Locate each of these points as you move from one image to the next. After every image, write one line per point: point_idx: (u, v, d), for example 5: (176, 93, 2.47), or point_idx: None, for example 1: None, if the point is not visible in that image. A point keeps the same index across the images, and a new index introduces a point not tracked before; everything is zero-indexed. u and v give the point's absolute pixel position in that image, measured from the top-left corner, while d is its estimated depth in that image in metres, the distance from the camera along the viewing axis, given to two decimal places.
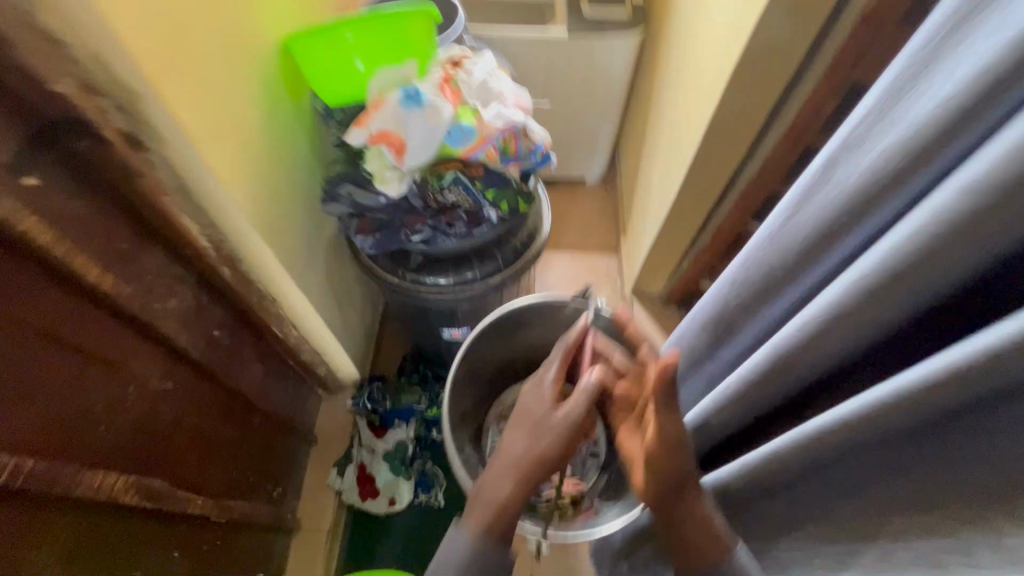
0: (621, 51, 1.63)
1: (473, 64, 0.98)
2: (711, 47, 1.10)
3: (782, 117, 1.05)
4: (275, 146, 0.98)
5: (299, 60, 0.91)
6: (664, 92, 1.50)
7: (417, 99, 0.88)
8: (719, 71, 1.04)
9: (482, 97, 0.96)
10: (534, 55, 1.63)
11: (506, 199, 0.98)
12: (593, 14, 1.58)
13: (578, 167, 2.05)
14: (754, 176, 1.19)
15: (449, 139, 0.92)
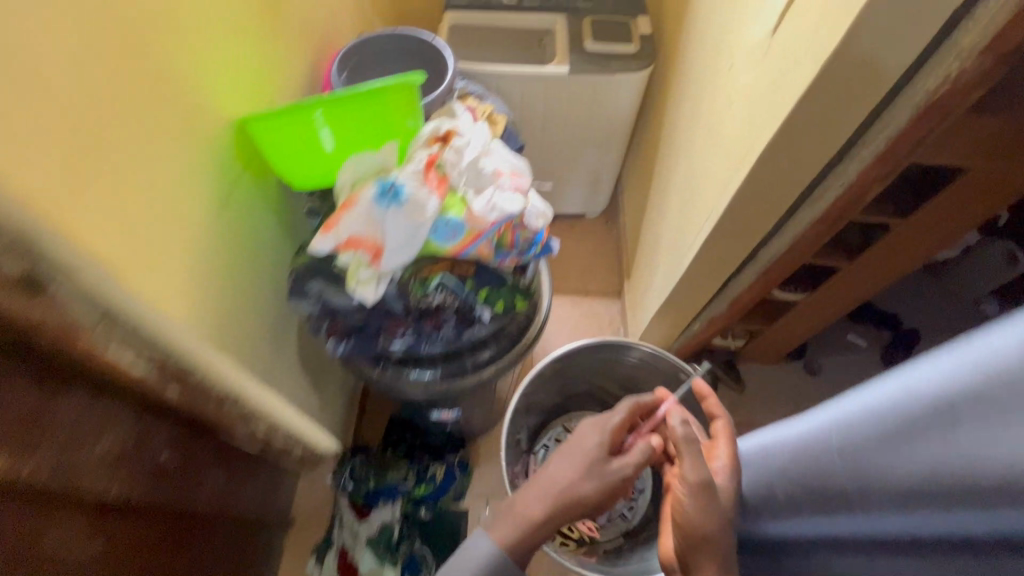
0: (626, 92, 1.49)
1: (463, 141, 0.84)
2: (737, 112, 0.97)
3: (819, 197, 0.93)
4: (233, 234, 0.84)
5: (258, 143, 0.77)
6: (676, 139, 1.37)
7: (395, 196, 0.75)
8: (747, 144, 0.91)
9: (474, 181, 0.83)
10: (531, 94, 1.49)
11: (502, 298, 0.85)
12: (597, 50, 1.44)
13: (578, 203, 1.91)
14: (781, 250, 1.07)
15: (433, 237, 0.79)
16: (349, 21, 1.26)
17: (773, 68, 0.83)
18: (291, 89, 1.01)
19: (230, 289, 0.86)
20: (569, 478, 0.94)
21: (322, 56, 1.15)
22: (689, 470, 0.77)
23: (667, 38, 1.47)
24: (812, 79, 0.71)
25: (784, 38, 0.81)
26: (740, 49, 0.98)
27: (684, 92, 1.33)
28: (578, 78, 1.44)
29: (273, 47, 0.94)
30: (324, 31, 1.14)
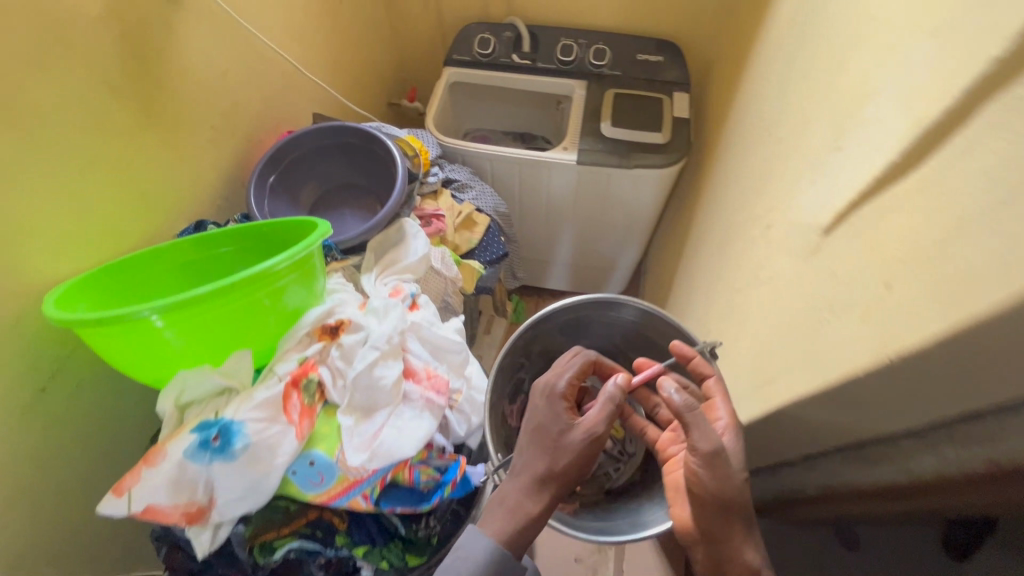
0: (648, 187, 1.21)
1: (357, 336, 0.62)
2: (769, 299, 0.68)
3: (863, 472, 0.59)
4: (56, 421, 0.64)
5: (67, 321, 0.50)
6: (698, 263, 1.07)
7: (225, 446, 0.53)
8: (779, 364, 0.62)
9: (365, 399, 0.60)
10: (527, 176, 1.23)
11: (387, 557, 0.61)
12: (615, 134, 1.17)
13: (589, 288, 1.61)
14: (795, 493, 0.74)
15: (292, 482, 0.57)
16: (301, 96, 1.03)
17: (822, 288, 0.54)
18: (189, 202, 0.80)
19: (51, 492, 0.65)
20: (543, 465, 0.61)
21: (253, 146, 0.93)
22: (697, 440, 0.61)
23: (709, 122, 1.18)
24: (891, 361, 0.41)
25: (843, 253, 0.51)
26: (784, 214, 0.68)
27: (714, 203, 1.03)
28: (589, 169, 1.17)
29: (152, 161, 0.73)
30: (256, 118, 0.92)
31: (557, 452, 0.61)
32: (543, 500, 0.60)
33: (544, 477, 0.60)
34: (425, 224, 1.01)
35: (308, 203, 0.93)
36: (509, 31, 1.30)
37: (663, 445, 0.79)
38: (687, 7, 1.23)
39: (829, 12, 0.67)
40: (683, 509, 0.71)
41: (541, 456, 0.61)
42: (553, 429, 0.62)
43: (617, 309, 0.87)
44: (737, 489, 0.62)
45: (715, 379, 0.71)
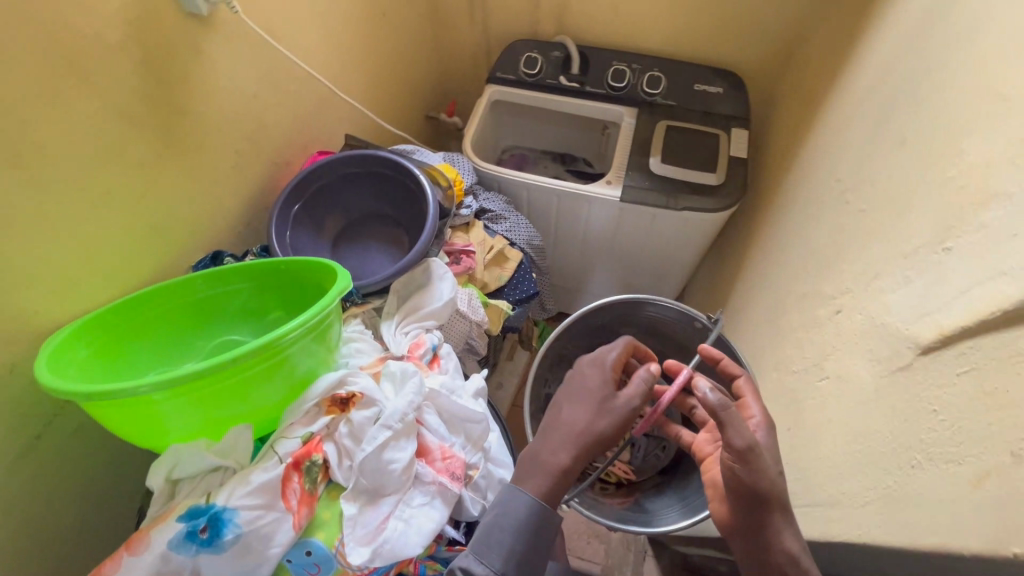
0: (695, 229, 1.12)
1: (366, 410, 0.56)
2: (839, 399, 0.59)
3: None
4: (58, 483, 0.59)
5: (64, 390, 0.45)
6: (747, 318, 0.98)
7: (213, 537, 0.48)
8: (847, 482, 0.53)
9: (374, 482, 0.54)
10: (562, 206, 1.15)
11: None
12: (664, 171, 1.08)
13: None
14: None
15: (289, 571, 0.52)
16: (334, 115, 0.98)
17: (909, 419, 0.46)
18: (209, 229, 0.76)
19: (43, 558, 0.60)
20: (583, 421, 0.60)
21: (281, 169, 0.88)
22: (732, 438, 0.55)
23: (768, 166, 1.09)
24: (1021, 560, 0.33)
25: (945, 388, 0.43)
26: (862, 305, 0.60)
27: (769, 258, 0.94)
28: (633, 207, 1.09)
29: (171, 190, 0.68)
30: (285, 140, 0.87)
31: (600, 411, 0.61)
32: (576, 454, 0.58)
33: (582, 435, 0.59)
34: (454, 261, 0.95)
35: (331, 234, 0.88)
36: (557, 51, 1.22)
37: (700, 446, 0.71)
38: (754, 39, 1.14)
39: (937, 78, 0.58)
40: (721, 504, 0.62)
41: (581, 413, 0.61)
42: (596, 390, 0.62)
43: (629, 314, 0.90)
44: (773, 479, 0.54)
45: (745, 379, 0.67)
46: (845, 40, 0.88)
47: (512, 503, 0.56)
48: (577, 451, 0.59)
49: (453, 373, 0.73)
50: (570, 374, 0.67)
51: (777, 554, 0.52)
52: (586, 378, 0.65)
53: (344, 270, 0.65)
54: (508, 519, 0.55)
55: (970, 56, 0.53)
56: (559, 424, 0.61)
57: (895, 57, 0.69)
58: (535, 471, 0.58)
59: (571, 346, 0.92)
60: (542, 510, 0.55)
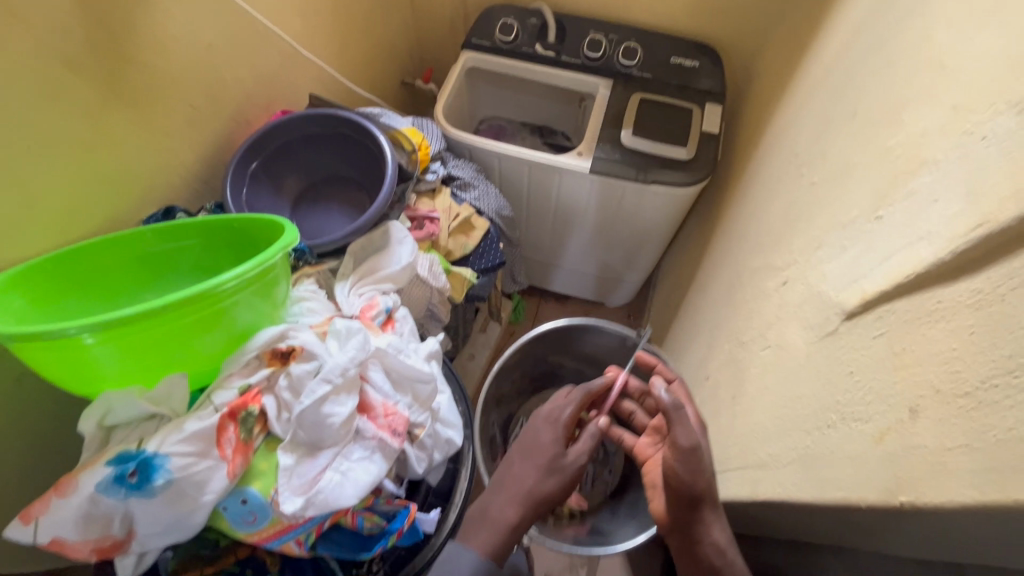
0: (664, 206, 1.13)
1: (304, 366, 0.56)
2: (777, 366, 0.60)
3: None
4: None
5: None
6: (708, 294, 0.99)
7: (143, 482, 0.48)
8: (773, 444, 0.54)
9: (312, 437, 0.55)
10: (532, 179, 1.14)
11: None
12: (636, 145, 1.08)
13: (599, 293, 1.50)
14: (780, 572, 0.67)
15: (224, 517, 0.53)
16: (300, 73, 0.96)
17: (829, 381, 0.47)
18: (161, 184, 0.75)
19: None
20: (531, 479, 0.66)
21: (241, 127, 0.87)
22: (681, 438, 0.60)
23: (739, 144, 1.08)
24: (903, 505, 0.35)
25: (862, 350, 0.44)
26: (804, 276, 0.61)
27: (731, 237, 0.95)
28: (603, 180, 1.09)
29: (117, 140, 0.67)
30: (245, 97, 0.85)
31: (549, 470, 0.67)
32: (522, 513, 0.64)
33: (529, 495, 0.65)
34: (417, 226, 0.94)
35: (292, 194, 0.87)
36: (535, 18, 1.20)
37: (641, 449, 0.78)
38: (733, 11, 1.12)
39: (893, 48, 0.57)
40: (660, 503, 0.70)
41: (531, 470, 0.67)
42: (548, 450, 0.68)
43: (567, 343, 0.99)
44: (708, 479, 0.60)
45: (677, 382, 0.75)
46: (819, 14, 0.87)
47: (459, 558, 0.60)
48: (522, 510, 0.65)
49: (407, 336, 0.74)
50: (525, 428, 0.72)
51: (705, 546, 0.59)
52: (538, 433, 0.70)
53: (293, 226, 0.64)
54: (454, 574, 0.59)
55: (923, 24, 0.53)
56: (510, 480, 0.66)
57: (860, 28, 0.68)
58: (484, 528, 0.63)
59: (510, 383, 1.00)
60: (486, 568, 0.59)
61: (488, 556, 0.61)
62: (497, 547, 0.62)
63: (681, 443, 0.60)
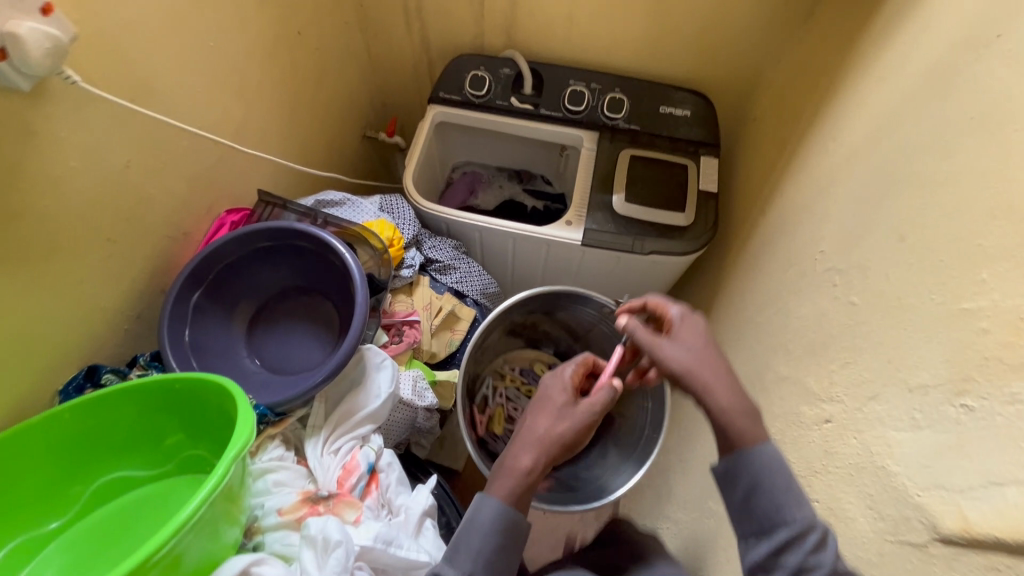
0: (662, 271, 1.04)
1: None
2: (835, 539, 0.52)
3: None
4: None
5: None
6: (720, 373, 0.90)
7: None
8: None
9: None
10: (515, 250, 1.04)
11: None
12: (630, 211, 0.98)
13: None
14: None
15: None
16: (243, 165, 0.82)
17: None
18: (82, 339, 0.62)
19: None
20: (543, 426, 0.62)
21: (177, 242, 0.73)
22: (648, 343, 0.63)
23: (739, 200, 1.00)
24: None
25: None
26: (856, 428, 0.53)
27: (743, 312, 0.87)
28: (597, 251, 0.99)
29: (12, 311, 0.54)
30: (179, 209, 0.72)
31: (561, 416, 0.63)
32: (537, 458, 0.60)
33: (544, 439, 0.61)
34: (395, 336, 0.83)
35: (248, 313, 0.75)
36: (507, 68, 1.08)
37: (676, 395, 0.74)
38: (724, 54, 1.02)
39: (954, 172, 0.48)
40: None
41: (542, 419, 0.63)
42: (558, 398, 0.65)
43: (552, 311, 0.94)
44: (708, 368, 0.58)
45: (651, 298, 0.72)
46: (831, 77, 0.78)
47: (480, 507, 0.57)
48: (539, 454, 0.61)
49: (395, 490, 0.65)
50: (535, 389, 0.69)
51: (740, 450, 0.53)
52: (548, 389, 0.67)
53: (246, 403, 0.54)
54: (475, 527, 0.56)
55: (994, 160, 0.44)
56: (523, 431, 0.62)
57: (895, 120, 0.59)
58: (506, 475, 0.60)
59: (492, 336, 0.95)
60: (512, 512, 0.57)
61: (512, 503, 0.58)
62: (515, 493, 0.58)
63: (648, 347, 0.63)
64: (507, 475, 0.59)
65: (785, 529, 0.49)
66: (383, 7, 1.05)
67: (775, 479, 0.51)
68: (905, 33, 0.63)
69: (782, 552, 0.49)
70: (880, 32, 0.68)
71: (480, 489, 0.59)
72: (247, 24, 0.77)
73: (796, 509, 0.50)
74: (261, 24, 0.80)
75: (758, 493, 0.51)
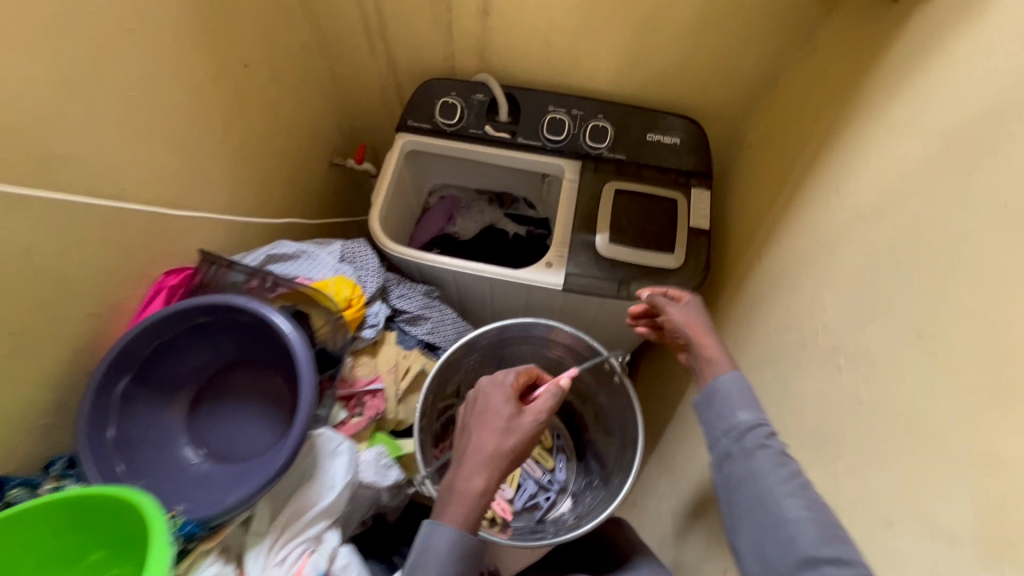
0: None
1: None
2: None
3: None
4: None
5: None
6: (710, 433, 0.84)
7: None
8: None
9: None
10: (492, 293, 0.96)
11: None
12: (616, 253, 0.90)
13: None
14: None
15: None
16: (183, 219, 0.74)
17: None
18: None
19: None
20: (490, 442, 0.66)
21: (105, 317, 0.66)
22: (663, 302, 0.69)
23: (731, 238, 0.93)
24: None
25: None
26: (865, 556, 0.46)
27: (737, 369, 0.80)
28: (579, 297, 0.92)
29: None
30: (105, 281, 0.64)
31: (506, 429, 0.67)
32: (487, 479, 0.64)
33: (491, 458, 0.64)
34: (355, 407, 0.76)
35: (190, 392, 0.68)
36: (481, 93, 0.99)
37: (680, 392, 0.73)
38: (718, 78, 0.93)
39: (986, 274, 0.41)
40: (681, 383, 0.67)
41: (489, 434, 0.66)
42: (502, 412, 0.68)
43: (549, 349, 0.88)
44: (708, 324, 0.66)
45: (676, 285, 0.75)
46: (832, 117, 0.70)
47: (435, 533, 0.61)
48: (489, 473, 0.64)
49: None
50: (475, 401, 0.73)
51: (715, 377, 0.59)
52: (490, 400, 0.71)
53: (164, 532, 0.47)
54: (430, 556, 0.60)
55: None
56: (469, 450, 0.66)
57: (913, 187, 0.52)
58: (455, 499, 0.63)
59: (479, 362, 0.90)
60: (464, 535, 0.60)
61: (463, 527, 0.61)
62: (466, 517, 0.62)
63: (663, 307, 0.69)
64: (461, 501, 0.62)
65: (742, 432, 0.53)
66: (344, 29, 0.96)
67: (727, 396, 0.56)
68: (921, 81, 0.55)
69: (737, 446, 0.53)
70: (891, 73, 0.60)
71: (430, 517, 0.62)
72: (179, 67, 0.68)
73: (740, 414, 0.54)
74: (197, 64, 0.72)
75: (718, 406, 0.56)
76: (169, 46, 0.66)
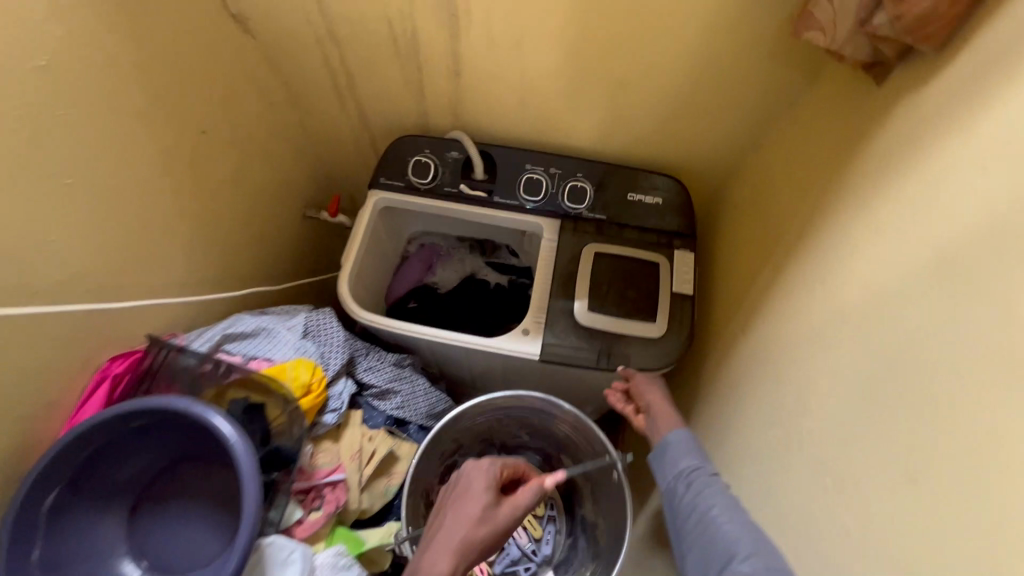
0: None
1: None
2: None
3: None
4: None
5: None
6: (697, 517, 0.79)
7: None
8: None
9: None
10: (468, 361, 0.92)
11: None
12: (595, 323, 0.86)
13: None
14: None
15: None
16: (132, 303, 0.70)
17: None
18: None
19: None
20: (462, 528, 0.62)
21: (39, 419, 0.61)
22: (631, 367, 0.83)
23: (718, 303, 0.89)
24: None
25: None
26: None
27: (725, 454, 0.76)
28: (558, 367, 0.87)
29: None
30: (38, 381, 0.60)
31: (481, 519, 0.63)
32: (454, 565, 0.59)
33: (461, 544, 0.61)
34: (313, 501, 0.71)
35: (134, 494, 0.65)
36: (455, 151, 0.95)
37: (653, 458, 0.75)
38: (702, 138, 0.90)
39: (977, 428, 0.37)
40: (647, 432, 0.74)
41: (461, 522, 0.63)
42: (481, 501, 0.65)
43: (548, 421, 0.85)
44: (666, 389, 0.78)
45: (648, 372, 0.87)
46: (816, 197, 0.67)
47: None
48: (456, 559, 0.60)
49: None
50: (455, 485, 0.69)
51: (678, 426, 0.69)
52: (469, 483, 0.67)
53: None
54: None
55: None
56: (438, 536, 0.62)
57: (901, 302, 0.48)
58: None
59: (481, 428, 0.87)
60: None
61: None
62: None
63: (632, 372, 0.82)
64: None
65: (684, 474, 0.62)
66: (312, 88, 0.93)
67: (676, 444, 0.65)
68: (907, 181, 0.51)
69: (681, 480, 0.61)
70: (877, 164, 0.56)
71: None
72: (124, 148, 0.65)
73: (684, 457, 0.63)
74: (147, 141, 0.68)
75: (667, 458, 0.65)
76: (112, 128, 0.63)
